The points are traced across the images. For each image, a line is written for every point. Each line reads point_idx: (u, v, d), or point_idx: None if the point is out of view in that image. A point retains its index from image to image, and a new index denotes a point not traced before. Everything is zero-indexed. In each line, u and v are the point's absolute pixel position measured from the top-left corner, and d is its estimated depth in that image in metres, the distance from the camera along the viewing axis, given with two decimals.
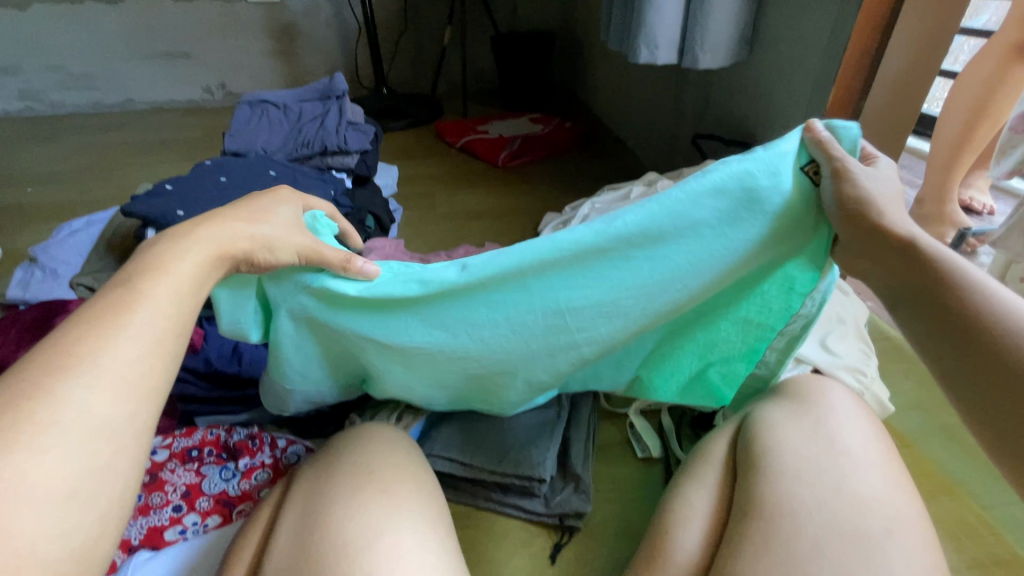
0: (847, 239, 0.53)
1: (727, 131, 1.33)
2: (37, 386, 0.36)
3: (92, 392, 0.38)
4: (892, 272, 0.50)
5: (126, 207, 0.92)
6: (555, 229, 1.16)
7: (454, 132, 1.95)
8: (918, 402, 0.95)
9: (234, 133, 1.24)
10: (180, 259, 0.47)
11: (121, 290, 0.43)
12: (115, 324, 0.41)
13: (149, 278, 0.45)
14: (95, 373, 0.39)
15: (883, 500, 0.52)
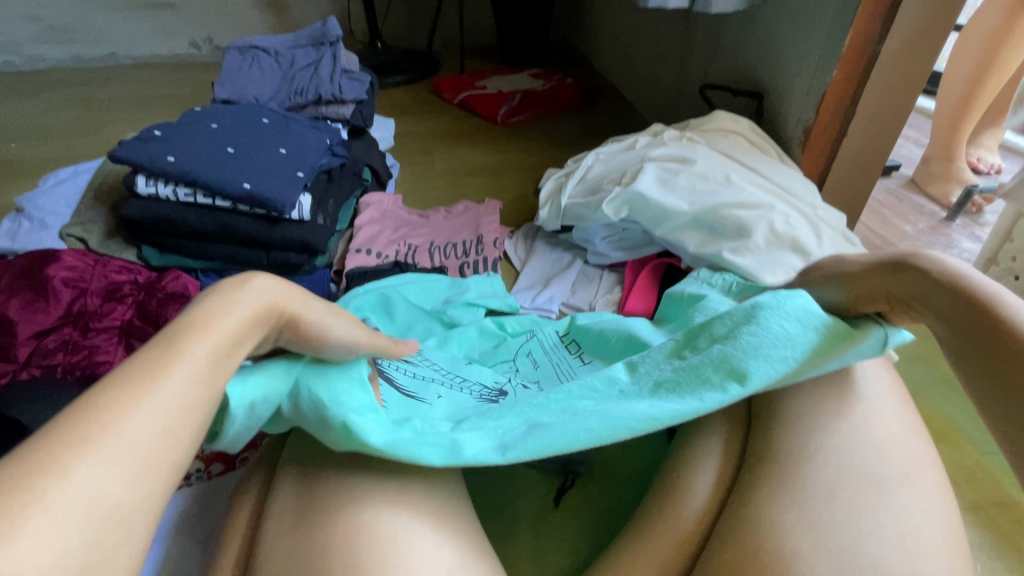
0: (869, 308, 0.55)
1: (736, 82, 1.29)
2: (44, 464, 0.28)
3: (110, 471, 0.30)
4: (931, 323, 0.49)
5: (114, 153, 0.89)
6: (558, 181, 1.13)
7: (451, 87, 1.89)
8: (921, 354, 0.95)
9: (224, 80, 1.18)
10: (228, 315, 0.40)
11: (165, 345, 0.36)
12: (148, 389, 0.33)
13: (197, 334, 0.38)
14: (116, 454, 0.31)
15: (896, 438, 0.53)
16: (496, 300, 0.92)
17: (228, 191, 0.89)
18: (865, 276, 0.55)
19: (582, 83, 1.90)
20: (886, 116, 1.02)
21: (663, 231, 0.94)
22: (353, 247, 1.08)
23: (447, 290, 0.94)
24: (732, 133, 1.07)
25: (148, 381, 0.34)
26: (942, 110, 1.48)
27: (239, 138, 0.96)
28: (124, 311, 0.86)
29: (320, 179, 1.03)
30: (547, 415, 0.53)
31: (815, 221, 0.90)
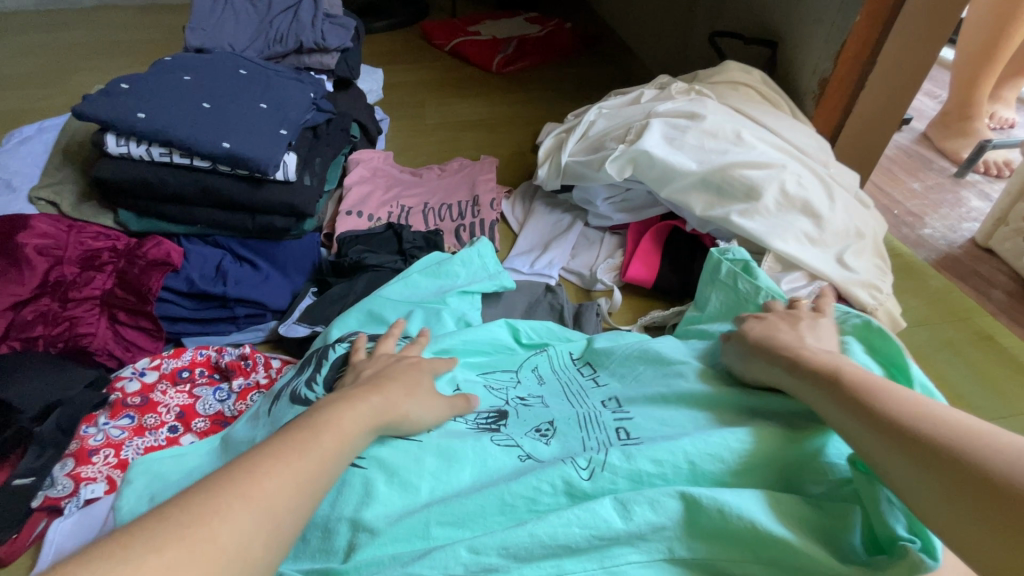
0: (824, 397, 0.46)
1: (748, 29, 1.20)
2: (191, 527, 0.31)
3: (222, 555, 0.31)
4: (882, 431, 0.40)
5: (78, 109, 0.82)
6: (558, 138, 1.07)
7: (442, 33, 1.77)
8: (926, 318, 0.94)
9: (195, 25, 1.09)
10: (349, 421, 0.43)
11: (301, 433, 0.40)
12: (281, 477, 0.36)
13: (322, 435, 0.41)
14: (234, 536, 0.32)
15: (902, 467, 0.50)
16: (488, 283, 0.85)
17: (205, 150, 0.83)
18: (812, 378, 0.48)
19: (581, 29, 1.79)
20: (906, 67, 0.96)
21: (668, 192, 0.89)
22: (343, 209, 1.03)
23: (432, 280, 0.84)
24: (743, 86, 1.01)
25: (249, 488, 0.34)
26: (959, 58, 1.41)
27: (214, 92, 0.89)
28: (104, 281, 0.82)
29: (304, 135, 0.96)
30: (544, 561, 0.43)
31: (829, 182, 0.86)
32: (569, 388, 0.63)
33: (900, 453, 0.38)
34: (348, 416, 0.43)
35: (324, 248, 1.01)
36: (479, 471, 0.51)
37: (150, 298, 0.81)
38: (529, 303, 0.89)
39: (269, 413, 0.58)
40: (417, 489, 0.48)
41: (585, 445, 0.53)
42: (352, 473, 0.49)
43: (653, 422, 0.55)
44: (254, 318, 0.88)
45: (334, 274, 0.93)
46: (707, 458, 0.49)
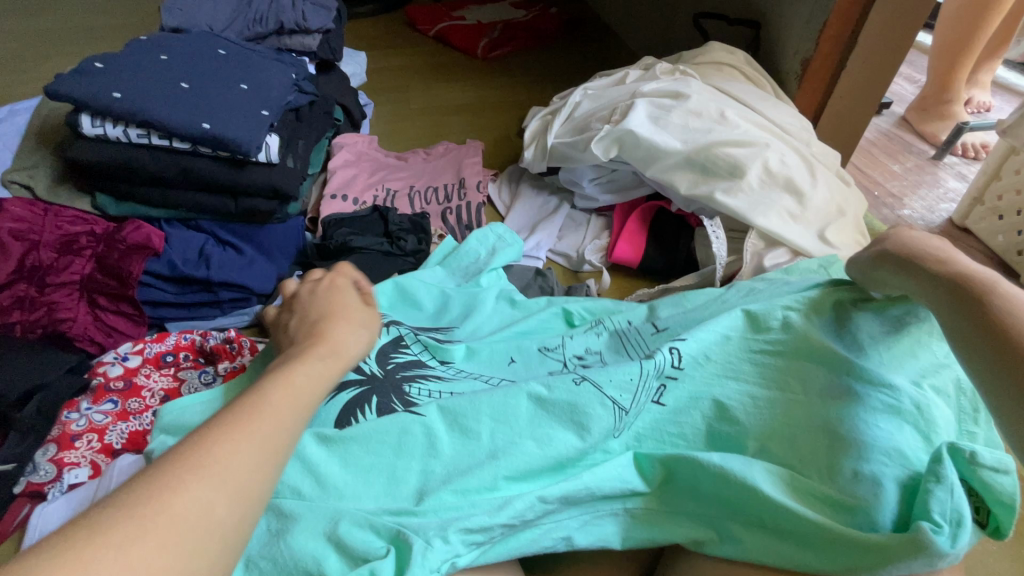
0: (941, 304, 0.46)
1: (732, 10, 1.20)
2: (160, 488, 0.30)
3: (211, 497, 0.31)
4: (971, 331, 0.42)
5: (50, 88, 0.79)
6: (543, 120, 1.07)
7: (425, 17, 1.75)
8: None
9: (172, 4, 1.06)
10: (303, 370, 0.40)
11: (251, 392, 0.37)
12: (243, 423, 0.34)
13: (278, 383, 0.38)
14: (211, 481, 0.31)
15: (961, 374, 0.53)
16: (509, 253, 0.87)
17: (185, 131, 0.81)
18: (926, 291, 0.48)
19: (566, 13, 1.77)
20: (887, 46, 0.97)
21: (653, 172, 0.90)
22: (327, 193, 1.02)
23: (460, 266, 0.85)
24: (726, 66, 1.01)
25: (199, 460, 0.32)
26: (938, 41, 1.42)
27: (193, 71, 0.87)
28: (83, 265, 0.80)
29: (286, 117, 0.95)
30: (559, 518, 0.47)
31: (810, 160, 0.87)
32: (624, 342, 0.63)
33: (999, 370, 0.39)
34: (298, 369, 0.40)
35: (309, 232, 1.00)
36: (535, 408, 0.51)
37: (132, 283, 0.80)
38: (519, 285, 0.88)
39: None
40: (477, 434, 0.49)
41: (642, 368, 0.53)
42: (412, 422, 0.50)
43: (703, 360, 0.54)
44: (239, 303, 0.87)
45: (319, 258, 0.92)
46: (717, 418, 0.51)
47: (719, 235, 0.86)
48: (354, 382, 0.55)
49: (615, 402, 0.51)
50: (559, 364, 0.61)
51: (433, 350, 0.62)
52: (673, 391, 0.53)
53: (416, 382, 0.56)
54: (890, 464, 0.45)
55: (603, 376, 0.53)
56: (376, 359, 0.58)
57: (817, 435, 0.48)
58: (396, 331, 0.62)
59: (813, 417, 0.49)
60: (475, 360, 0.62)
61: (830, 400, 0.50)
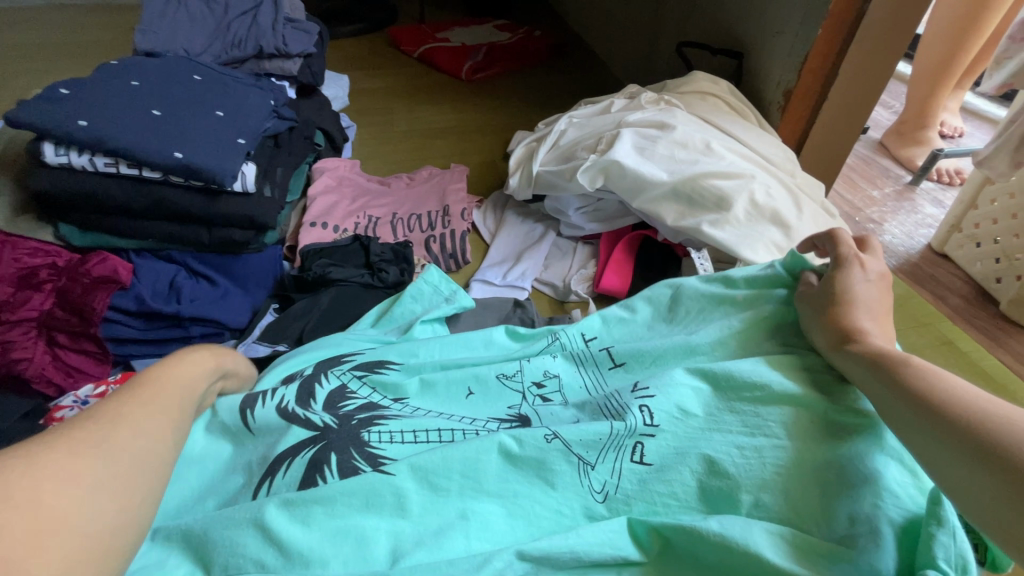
0: (872, 367, 0.45)
1: (714, 40, 1.22)
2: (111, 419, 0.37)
3: (155, 433, 0.38)
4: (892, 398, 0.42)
5: (12, 115, 0.75)
6: (528, 147, 1.06)
7: (410, 39, 1.74)
8: (918, 319, 0.96)
9: (145, 27, 1.03)
10: (196, 364, 0.48)
11: (157, 371, 0.44)
12: (162, 394, 0.42)
13: (177, 371, 0.46)
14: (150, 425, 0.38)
15: None
16: (447, 308, 0.79)
17: (156, 161, 0.78)
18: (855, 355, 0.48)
19: (550, 36, 1.78)
20: (869, 77, 0.98)
21: (639, 203, 0.89)
22: (307, 221, 0.99)
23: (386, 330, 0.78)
24: (711, 96, 1.02)
25: (135, 412, 0.38)
26: (918, 70, 1.46)
27: (166, 98, 0.84)
28: (42, 300, 0.75)
29: (264, 145, 0.92)
30: None
31: (796, 193, 0.87)
32: (583, 371, 0.62)
33: (928, 431, 0.38)
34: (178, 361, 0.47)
35: (286, 261, 0.97)
36: (503, 464, 0.49)
37: (95, 319, 0.76)
38: (500, 319, 0.86)
39: (251, 433, 0.52)
40: (447, 492, 0.47)
41: (611, 427, 0.51)
42: (381, 483, 0.46)
43: (671, 406, 0.52)
44: (211, 337, 0.83)
45: (297, 290, 0.89)
46: (708, 472, 0.47)
47: (707, 267, 0.86)
48: (308, 439, 0.50)
49: (581, 458, 0.49)
50: (518, 396, 0.60)
51: (385, 390, 0.59)
52: (653, 448, 0.50)
53: (375, 425, 0.53)
54: (889, 507, 0.42)
55: (573, 433, 0.51)
56: (324, 409, 0.54)
57: (810, 483, 0.46)
58: (340, 379, 0.59)
59: (802, 461, 0.47)
60: (429, 395, 0.60)
61: (814, 442, 0.48)
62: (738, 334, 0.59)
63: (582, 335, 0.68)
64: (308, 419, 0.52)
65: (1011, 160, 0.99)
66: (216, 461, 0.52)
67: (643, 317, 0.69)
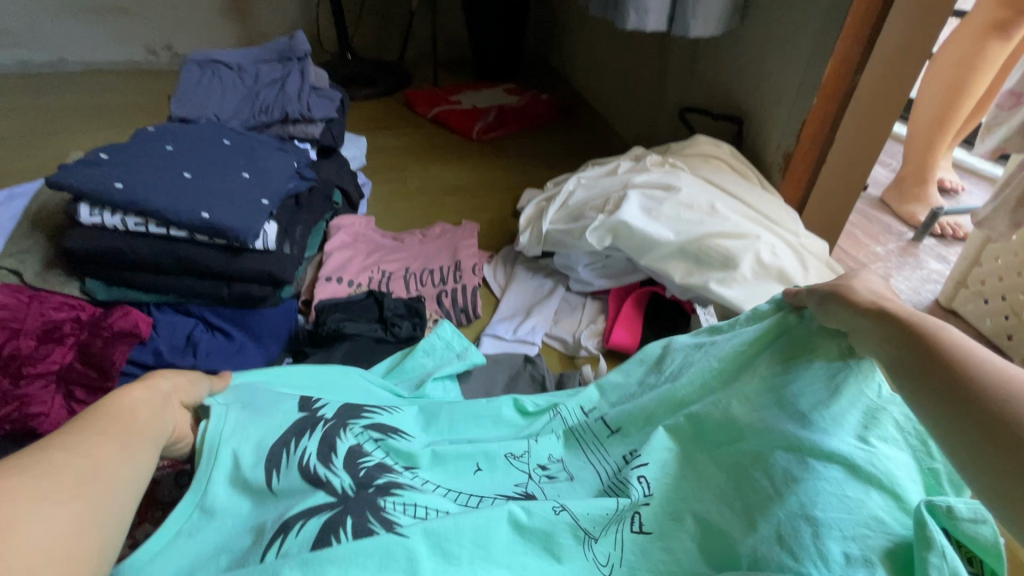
0: (889, 351, 0.43)
1: (714, 105, 1.29)
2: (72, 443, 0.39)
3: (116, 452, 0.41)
4: (906, 378, 0.40)
5: (53, 179, 0.80)
6: (538, 206, 1.10)
7: (424, 101, 1.85)
8: None
9: (181, 96, 1.10)
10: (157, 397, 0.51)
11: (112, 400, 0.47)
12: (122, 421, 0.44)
13: (140, 400, 0.48)
14: (107, 445, 0.41)
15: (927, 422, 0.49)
16: (458, 364, 0.81)
17: (183, 221, 0.81)
18: (875, 332, 0.46)
19: (556, 99, 1.88)
20: (865, 142, 1.03)
21: (647, 261, 0.91)
22: (322, 276, 1.02)
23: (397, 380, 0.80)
24: (713, 159, 1.06)
25: (92, 436, 0.41)
26: (911, 131, 1.52)
27: (196, 161, 0.89)
28: (63, 354, 0.77)
29: (286, 204, 0.96)
30: None
31: (801, 252, 0.89)
32: (586, 453, 0.64)
33: (947, 424, 0.37)
34: (136, 395, 0.49)
35: (301, 315, 0.99)
36: (512, 534, 0.49)
37: (114, 372, 0.76)
38: (510, 377, 0.87)
39: (272, 494, 0.51)
40: (458, 560, 0.45)
41: (618, 505, 0.51)
42: (396, 544, 0.45)
43: (657, 472, 0.54)
44: None
45: (310, 345, 0.91)
46: (703, 537, 0.48)
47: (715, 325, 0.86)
48: (327, 503, 0.49)
49: (586, 532, 0.49)
50: (523, 474, 0.61)
51: (399, 457, 0.59)
52: (649, 516, 0.50)
53: (392, 494, 0.51)
54: (872, 536, 0.41)
55: (579, 506, 0.51)
56: (346, 469, 0.52)
57: (794, 520, 0.43)
58: (360, 437, 0.57)
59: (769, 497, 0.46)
60: (440, 468, 0.60)
61: (789, 481, 0.46)
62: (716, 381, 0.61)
63: (581, 409, 0.71)
64: (329, 482, 0.50)
65: (1010, 220, 1.01)
66: (234, 520, 0.50)
67: (631, 382, 0.72)
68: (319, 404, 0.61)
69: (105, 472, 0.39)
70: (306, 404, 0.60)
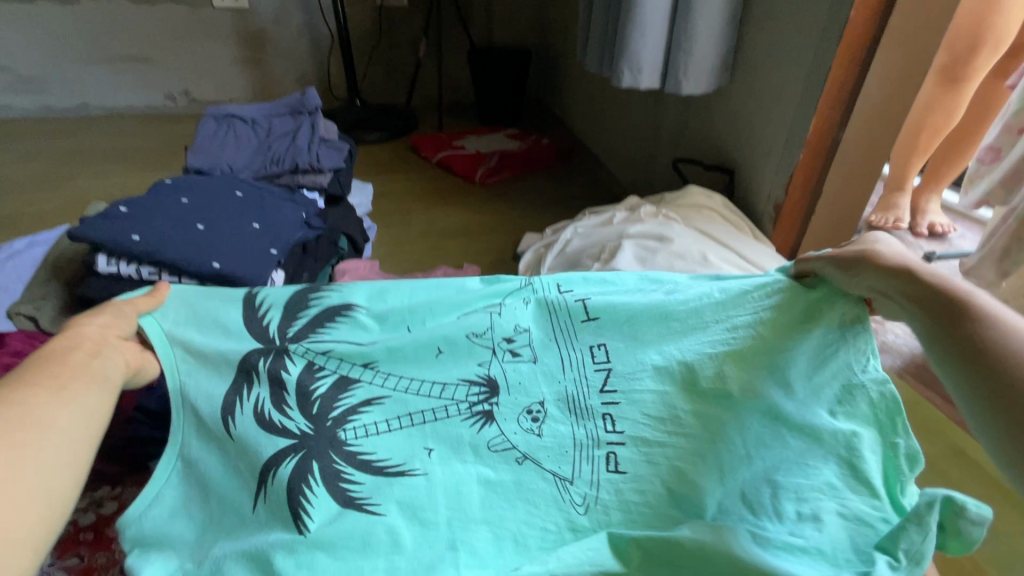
0: (923, 312, 0.44)
1: (706, 154, 1.34)
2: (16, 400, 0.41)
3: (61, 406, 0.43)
4: (945, 340, 0.41)
5: (74, 232, 0.84)
6: (537, 253, 1.14)
7: (429, 146, 1.92)
8: (929, 426, 0.96)
9: (197, 148, 1.16)
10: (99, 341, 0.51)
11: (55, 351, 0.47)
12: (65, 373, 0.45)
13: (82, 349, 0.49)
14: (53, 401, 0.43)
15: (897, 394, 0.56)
16: None
17: (194, 271, 0.84)
18: (914, 288, 0.46)
19: (556, 144, 1.95)
20: (851, 194, 1.07)
21: None
22: None
23: None
24: (706, 209, 1.10)
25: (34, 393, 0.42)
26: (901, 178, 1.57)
27: (209, 213, 0.93)
28: None
29: (294, 253, 1.00)
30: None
31: None
32: (554, 320, 0.62)
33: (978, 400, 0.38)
34: (74, 359, 0.47)
35: None
36: (484, 489, 0.52)
37: None
38: None
39: (230, 438, 0.54)
40: (434, 526, 0.49)
41: (574, 438, 0.55)
42: (376, 525, 0.48)
43: (635, 411, 0.55)
44: None
45: None
46: (675, 480, 0.51)
47: None
48: (289, 448, 0.53)
49: (555, 475, 0.53)
50: (489, 351, 0.60)
51: (352, 357, 0.59)
52: (624, 456, 0.53)
53: (349, 422, 0.55)
54: (844, 505, 0.47)
55: (536, 446, 0.54)
56: (300, 411, 0.55)
57: (760, 482, 0.50)
58: (305, 357, 0.59)
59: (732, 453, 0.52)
60: (397, 361, 0.59)
61: (761, 446, 0.53)
62: (711, 309, 0.59)
63: (557, 283, 0.66)
64: (285, 428, 0.54)
65: None
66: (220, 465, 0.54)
67: (625, 282, 0.66)
68: (262, 305, 0.63)
69: (44, 457, 0.39)
70: (248, 306, 0.62)
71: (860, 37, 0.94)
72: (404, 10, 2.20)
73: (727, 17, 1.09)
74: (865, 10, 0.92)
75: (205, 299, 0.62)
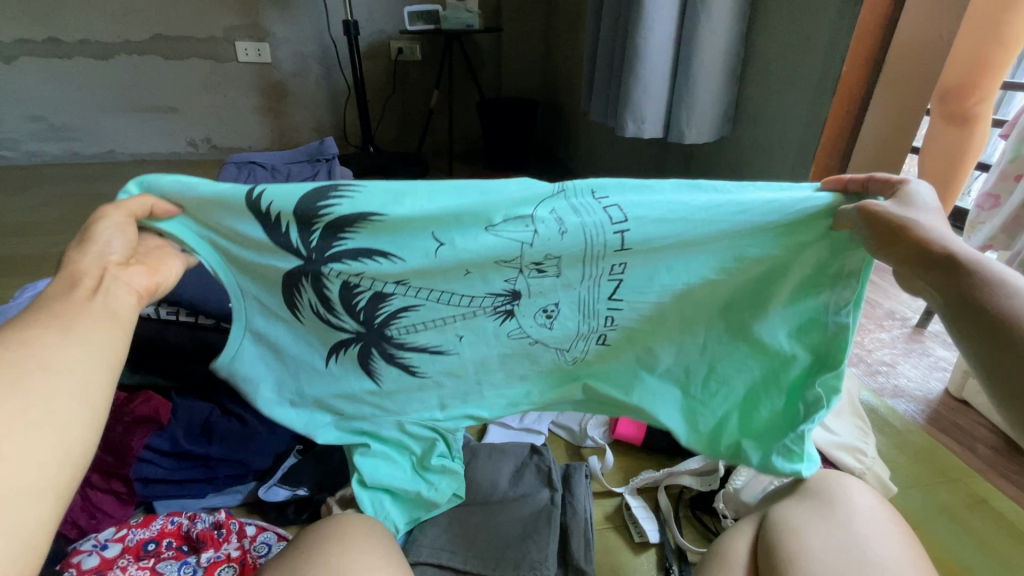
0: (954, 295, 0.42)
1: None
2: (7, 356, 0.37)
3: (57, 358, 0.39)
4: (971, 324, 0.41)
5: None
6: None
7: None
8: (945, 472, 0.94)
9: None
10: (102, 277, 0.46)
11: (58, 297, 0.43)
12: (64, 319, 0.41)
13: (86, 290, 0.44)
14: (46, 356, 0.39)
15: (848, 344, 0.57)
16: None
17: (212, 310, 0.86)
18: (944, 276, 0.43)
19: None
20: None
21: None
22: None
23: None
24: None
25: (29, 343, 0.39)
26: None
27: None
28: None
29: None
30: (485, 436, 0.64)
31: None
32: (587, 243, 0.56)
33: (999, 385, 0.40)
34: (77, 296, 0.43)
35: None
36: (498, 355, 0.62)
37: (130, 460, 0.78)
38: (516, 470, 0.81)
39: (298, 320, 0.59)
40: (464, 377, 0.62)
41: (579, 331, 0.61)
42: (426, 383, 0.62)
43: (633, 313, 0.60)
44: (235, 478, 0.85)
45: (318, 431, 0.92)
46: (639, 360, 0.63)
47: None
48: (350, 337, 0.59)
49: (556, 348, 0.62)
50: (514, 268, 0.57)
51: (383, 275, 0.57)
52: (612, 337, 0.62)
53: (398, 317, 0.59)
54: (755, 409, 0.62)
55: (544, 334, 0.61)
56: (349, 312, 0.58)
57: (701, 367, 0.63)
58: (341, 277, 0.57)
59: (704, 354, 0.62)
60: (425, 275, 0.57)
61: (716, 348, 0.62)
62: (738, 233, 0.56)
63: (593, 193, 0.56)
64: (340, 324, 0.59)
65: None
66: (287, 335, 0.60)
67: (664, 188, 0.56)
68: (271, 211, 0.55)
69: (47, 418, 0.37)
70: (258, 215, 0.54)
71: (854, 89, 0.98)
72: (418, 64, 2.32)
73: (727, 70, 1.14)
74: (858, 65, 0.96)
75: (210, 207, 0.54)
